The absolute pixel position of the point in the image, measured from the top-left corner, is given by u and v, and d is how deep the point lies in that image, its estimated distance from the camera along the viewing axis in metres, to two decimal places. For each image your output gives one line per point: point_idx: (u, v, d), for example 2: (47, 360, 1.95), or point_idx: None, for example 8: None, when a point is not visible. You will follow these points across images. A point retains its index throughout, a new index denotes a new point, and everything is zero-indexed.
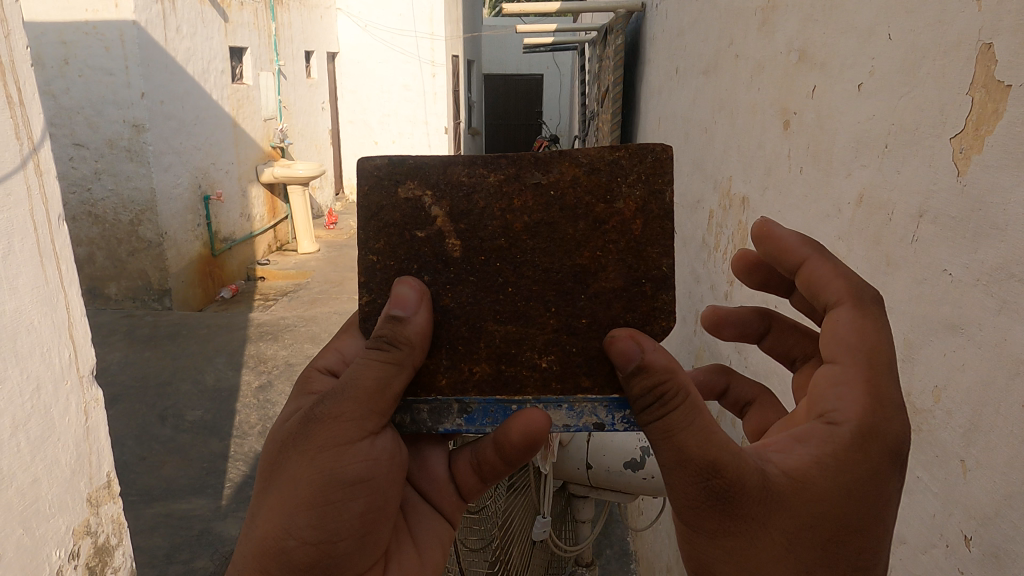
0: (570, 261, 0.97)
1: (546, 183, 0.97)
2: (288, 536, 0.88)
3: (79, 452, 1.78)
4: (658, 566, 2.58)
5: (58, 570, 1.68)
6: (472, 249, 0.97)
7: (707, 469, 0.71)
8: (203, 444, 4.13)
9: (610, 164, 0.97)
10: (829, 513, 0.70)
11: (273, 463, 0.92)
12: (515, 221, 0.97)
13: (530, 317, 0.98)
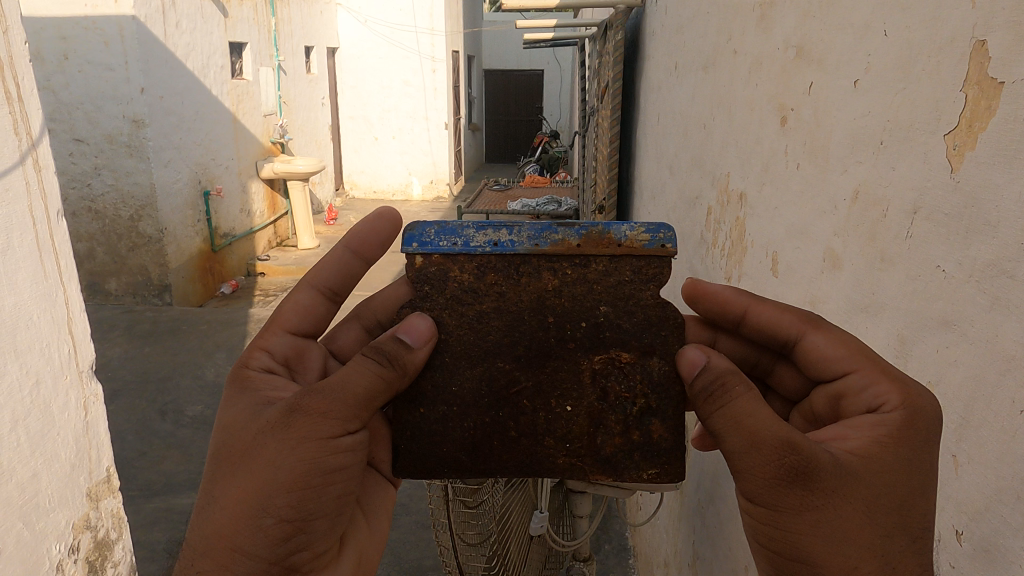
0: (583, 329, 1.16)
1: (562, 272, 1.16)
2: (258, 526, 0.98)
3: (79, 447, 1.79)
4: (655, 560, 2.59)
5: (59, 564, 1.69)
6: (499, 322, 1.16)
7: (785, 446, 0.84)
8: (205, 439, 4.14)
9: (612, 261, 1.15)
10: (890, 484, 0.83)
11: (232, 459, 1.01)
12: (533, 297, 1.16)
13: (546, 375, 1.17)
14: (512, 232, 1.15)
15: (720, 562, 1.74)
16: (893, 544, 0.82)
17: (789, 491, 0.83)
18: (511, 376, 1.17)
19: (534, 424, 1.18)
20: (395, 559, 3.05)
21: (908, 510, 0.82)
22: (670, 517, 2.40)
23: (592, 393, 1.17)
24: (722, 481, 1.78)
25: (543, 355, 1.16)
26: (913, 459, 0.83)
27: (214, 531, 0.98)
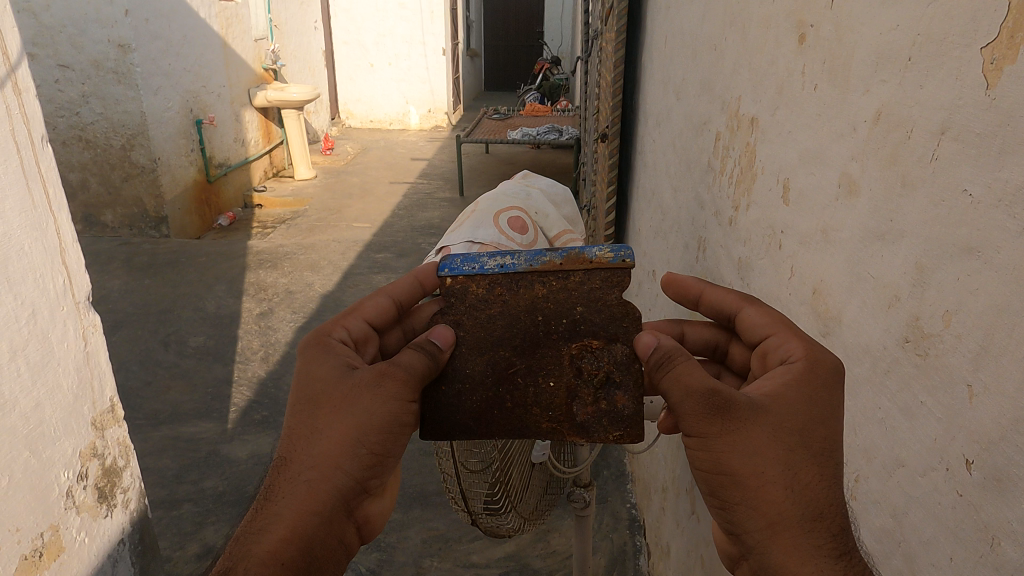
0: (569, 327, 1.28)
1: (549, 275, 1.28)
2: (344, 472, 1.14)
3: (81, 378, 1.79)
4: (653, 485, 2.67)
5: (68, 491, 1.73)
6: (496, 319, 1.29)
7: (709, 391, 1.02)
8: (208, 369, 4.33)
9: (586, 273, 1.27)
10: (798, 413, 1.00)
11: (322, 414, 1.16)
12: (525, 297, 1.28)
13: (535, 363, 1.29)
14: (514, 255, 1.28)
15: None
16: (812, 470, 0.98)
17: (715, 423, 1.01)
18: (503, 362, 1.30)
19: (516, 399, 1.30)
20: None
21: (819, 439, 0.99)
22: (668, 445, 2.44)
23: (568, 373, 1.29)
24: None
25: (533, 344, 1.29)
26: (820, 398, 1.00)
27: (311, 460, 1.14)
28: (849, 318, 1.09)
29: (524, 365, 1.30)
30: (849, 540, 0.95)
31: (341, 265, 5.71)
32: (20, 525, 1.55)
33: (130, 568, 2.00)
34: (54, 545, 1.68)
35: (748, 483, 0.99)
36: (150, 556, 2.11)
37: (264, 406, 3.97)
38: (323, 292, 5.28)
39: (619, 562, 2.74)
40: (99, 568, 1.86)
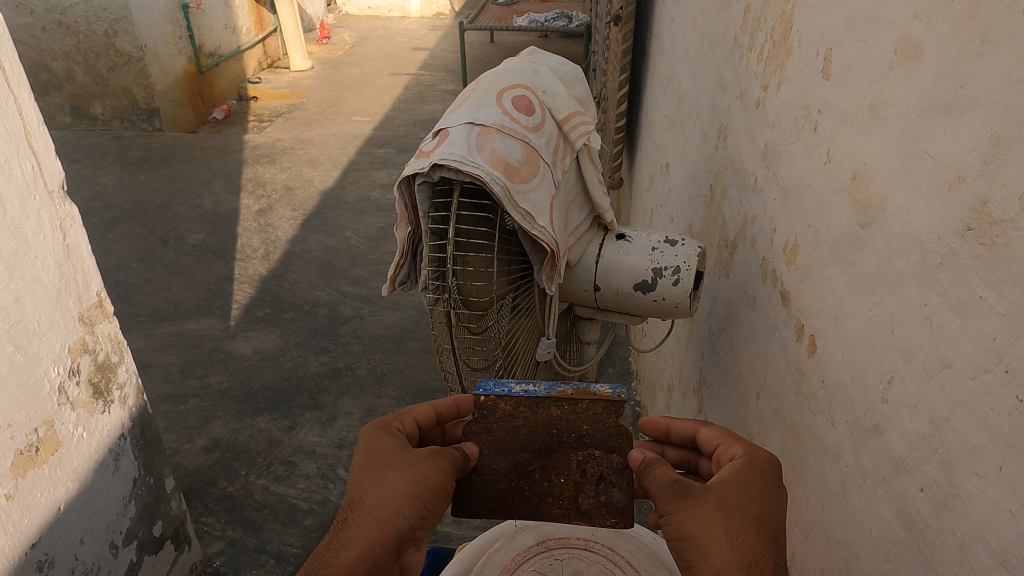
0: (576, 438, 1.37)
1: (558, 401, 1.43)
2: (404, 517, 1.19)
3: (62, 273, 1.70)
4: (660, 383, 2.66)
5: (60, 387, 1.69)
6: (512, 433, 1.39)
7: (669, 480, 1.16)
8: (208, 267, 4.26)
9: (591, 404, 1.42)
10: (748, 493, 1.11)
11: (382, 468, 1.24)
12: (536, 419, 1.40)
13: (546, 465, 1.34)
14: (533, 386, 1.45)
15: (729, 389, 1.76)
16: (757, 535, 1.07)
17: (676, 497, 1.13)
18: (518, 462, 1.35)
19: (524, 492, 1.31)
20: (404, 381, 3.36)
21: (763, 513, 1.09)
22: (677, 344, 2.39)
23: (573, 476, 1.33)
24: (738, 307, 1.73)
25: (545, 450, 1.36)
26: (762, 482, 1.13)
27: (374, 509, 1.19)
28: (895, 206, 0.97)
29: (540, 466, 1.35)
30: None
31: (342, 161, 5.52)
32: (11, 421, 1.54)
33: (134, 462, 2.00)
34: (51, 440, 1.67)
35: (704, 547, 1.08)
36: (154, 450, 2.11)
37: (267, 303, 3.94)
38: (322, 188, 5.12)
39: None
40: (101, 461, 1.85)
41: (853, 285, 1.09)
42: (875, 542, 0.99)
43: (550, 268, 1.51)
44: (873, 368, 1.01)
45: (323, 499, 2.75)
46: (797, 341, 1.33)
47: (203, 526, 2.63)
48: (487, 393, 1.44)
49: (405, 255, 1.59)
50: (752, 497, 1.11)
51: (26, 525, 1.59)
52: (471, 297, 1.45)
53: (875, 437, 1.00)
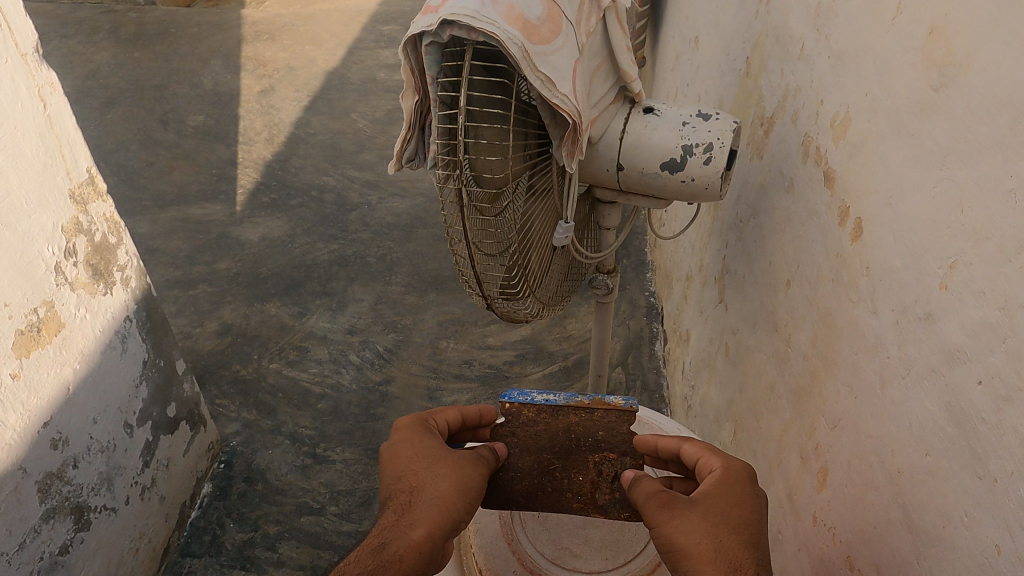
0: (596, 444, 1.25)
1: (580, 408, 1.29)
2: (459, 516, 1.05)
3: (46, 146, 1.58)
4: (678, 273, 2.58)
5: (57, 268, 1.63)
6: (532, 438, 1.26)
7: (655, 493, 1.03)
8: (211, 150, 4.11)
9: (612, 411, 1.28)
10: (736, 504, 1.00)
11: (428, 460, 1.09)
12: (559, 427, 1.27)
13: (566, 467, 1.23)
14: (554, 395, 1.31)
15: (755, 278, 1.68)
16: (749, 545, 0.95)
17: (660, 506, 1.00)
18: (541, 458, 1.24)
19: (546, 486, 1.21)
20: (414, 269, 3.30)
21: (749, 520, 0.98)
22: (699, 232, 2.29)
23: (589, 475, 1.22)
24: (771, 191, 1.61)
25: (564, 458, 1.24)
26: (744, 490, 1.02)
27: (429, 502, 1.04)
28: (982, 62, 0.83)
29: (561, 462, 1.24)
30: None
31: (345, 38, 5.19)
32: (8, 301, 1.49)
33: (143, 345, 1.98)
34: (53, 321, 1.63)
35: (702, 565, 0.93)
36: (162, 333, 2.08)
37: (272, 188, 3.83)
38: (326, 67, 4.84)
39: (634, 348, 2.81)
40: (107, 343, 1.82)
41: (915, 160, 0.97)
42: (913, 436, 0.94)
43: (570, 143, 1.38)
44: (932, 251, 0.91)
45: (336, 383, 2.76)
46: (839, 225, 1.22)
47: (219, 407, 2.67)
48: (514, 397, 1.30)
49: (412, 129, 1.46)
50: (741, 507, 0.99)
51: (35, 405, 1.58)
52: (483, 175, 1.34)
53: (926, 327, 0.92)
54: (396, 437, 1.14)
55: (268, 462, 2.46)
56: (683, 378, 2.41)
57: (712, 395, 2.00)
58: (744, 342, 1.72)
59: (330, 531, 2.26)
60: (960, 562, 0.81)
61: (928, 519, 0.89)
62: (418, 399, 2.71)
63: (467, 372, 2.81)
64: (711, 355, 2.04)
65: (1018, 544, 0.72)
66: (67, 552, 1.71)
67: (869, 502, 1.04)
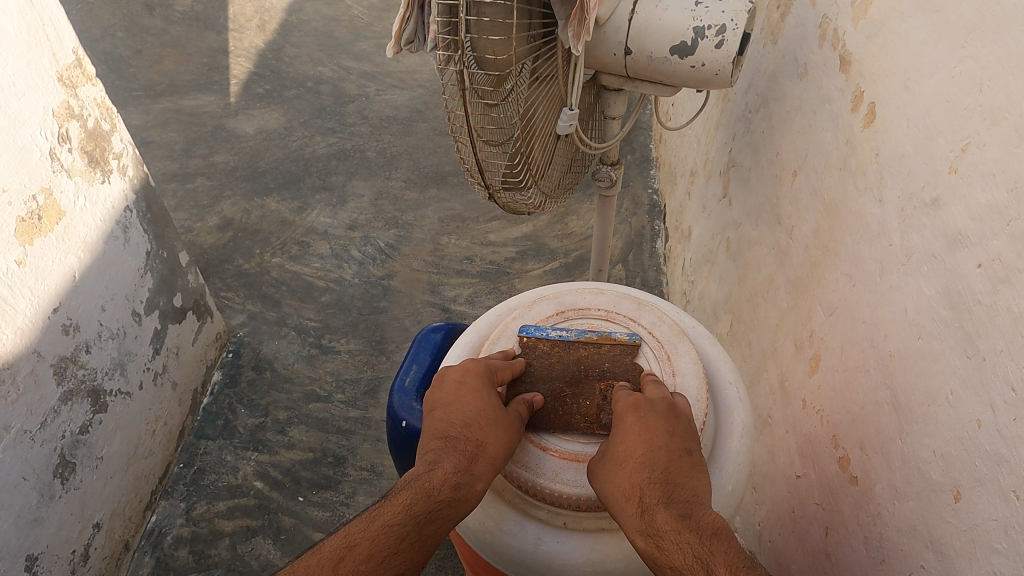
0: (606, 376, 1.06)
1: (589, 340, 1.10)
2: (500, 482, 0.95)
3: (28, 24, 1.51)
4: (683, 168, 2.54)
5: (51, 154, 1.60)
6: (540, 371, 1.07)
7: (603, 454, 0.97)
8: (200, 38, 3.94)
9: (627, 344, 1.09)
10: (625, 446, 0.91)
11: (492, 415, 0.97)
12: (570, 358, 1.08)
13: (572, 398, 1.04)
14: (564, 328, 1.12)
15: (761, 169, 1.65)
16: (643, 480, 0.86)
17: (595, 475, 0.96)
18: (551, 386, 1.06)
19: (557, 411, 1.03)
20: (415, 165, 3.25)
21: (640, 452, 0.89)
22: (707, 126, 2.24)
23: (596, 399, 1.04)
24: (784, 78, 1.55)
25: (573, 390, 1.05)
26: (627, 426, 0.93)
27: (484, 460, 0.93)
28: None
29: (572, 389, 1.06)
30: (685, 537, 0.78)
31: None
32: (6, 187, 1.48)
33: (144, 235, 1.98)
34: (53, 208, 1.62)
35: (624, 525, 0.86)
36: (163, 224, 2.07)
37: (266, 79, 3.70)
38: None
39: (635, 245, 2.81)
40: (109, 233, 1.82)
41: (938, 38, 0.93)
42: (907, 320, 0.95)
43: (576, 24, 1.32)
44: (945, 135, 0.89)
45: (338, 278, 2.79)
46: (852, 112, 1.18)
47: (224, 300, 2.70)
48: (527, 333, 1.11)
49: (411, 7, 1.39)
50: (629, 446, 0.90)
51: (43, 291, 1.60)
52: (486, 58, 1.30)
53: (931, 213, 0.91)
54: (462, 379, 0.99)
55: (275, 352, 2.53)
56: (683, 274, 2.43)
57: (711, 289, 2.02)
58: (746, 236, 1.72)
59: (337, 417, 2.35)
60: (941, 435, 0.85)
61: (915, 398, 0.92)
62: (420, 293, 2.74)
63: (468, 268, 2.83)
64: (712, 250, 2.04)
65: (1000, 419, 0.75)
66: (87, 431, 1.79)
67: (858, 385, 1.07)
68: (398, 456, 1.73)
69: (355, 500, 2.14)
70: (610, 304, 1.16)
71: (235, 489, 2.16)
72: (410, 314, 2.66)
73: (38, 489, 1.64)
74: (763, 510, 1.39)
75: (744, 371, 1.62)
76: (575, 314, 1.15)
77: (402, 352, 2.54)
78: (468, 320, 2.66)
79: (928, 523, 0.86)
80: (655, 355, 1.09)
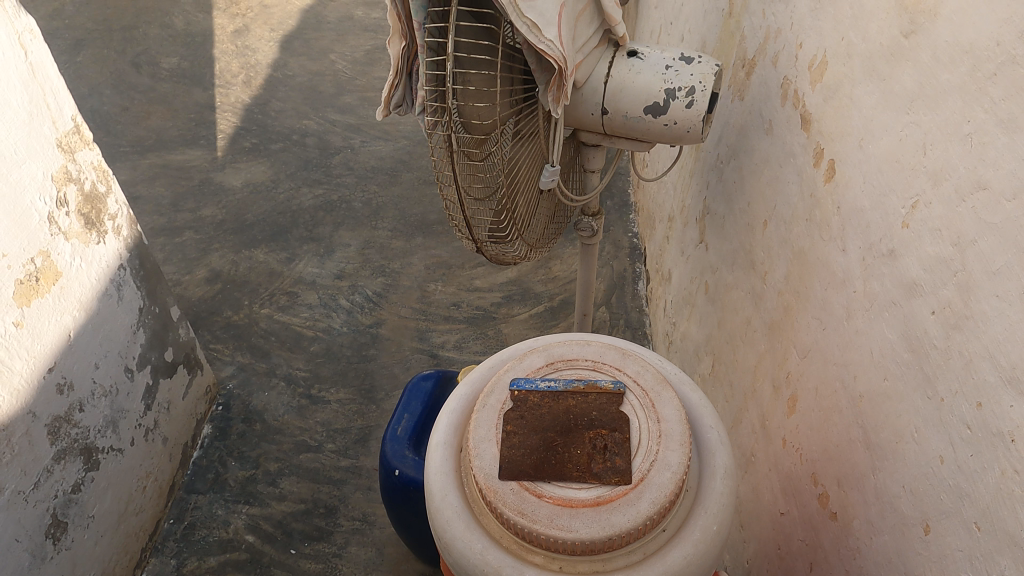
0: (594, 425, 1.11)
1: (579, 389, 1.16)
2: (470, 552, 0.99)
3: (29, 94, 1.57)
4: (661, 213, 2.64)
5: (49, 218, 1.65)
6: (533, 422, 1.12)
7: None
8: (187, 93, 4.03)
9: (614, 393, 1.15)
10: None
11: None
12: (560, 408, 1.14)
13: (563, 449, 1.09)
14: (555, 380, 1.18)
15: (734, 217, 1.74)
16: None
17: None
18: (543, 436, 1.10)
19: (550, 460, 1.07)
20: (401, 213, 3.32)
21: None
22: (682, 174, 2.34)
23: (586, 447, 1.09)
24: (751, 133, 1.65)
25: (564, 439, 1.10)
26: None
27: None
28: (949, 11, 0.88)
29: (563, 438, 1.10)
30: None
31: None
32: (5, 252, 1.52)
33: (138, 292, 2.01)
34: (50, 270, 1.66)
35: None
36: (155, 281, 2.11)
37: (253, 133, 3.78)
38: (302, 4, 4.72)
39: (617, 288, 2.89)
40: (103, 291, 1.86)
41: (886, 103, 1.03)
42: (873, 362, 1.02)
43: (556, 89, 1.41)
44: (898, 191, 0.97)
45: (327, 327, 2.82)
46: (814, 167, 1.27)
47: (213, 352, 2.72)
48: (519, 385, 1.17)
49: (400, 75, 1.47)
50: None
51: (39, 352, 1.62)
52: (472, 121, 1.38)
53: (889, 263, 0.99)
54: None
55: (265, 403, 2.54)
56: (665, 315, 2.50)
57: (692, 331, 2.08)
58: (722, 279, 1.80)
59: (328, 467, 2.36)
60: (909, 472, 0.91)
61: (884, 436, 0.98)
62: (408, 340, 2.78)
63: (455, 314, 2.88)
64: (691, 293, 2.12)
65: (959, 456, 0.81)
66: (80, 490, 1.80)
67: (832, 424, 1.13)
68: (393, 505, 1.75)
69: (347, 550, 2.14)
70: (596, 354, 1.22)
71: (227, 543, 2.15)
72: (398, 362, 2.70)
73: (31, 550, 1.63)
74: (751, 546, 1.44)
75: (727, 411, 1.67)
76: (563, 365, 1.21)
77: (392, 400, 2.57)
78: (455, 366, 2.70)
79: (903, 555, 0.91)
80: (639, 403, 1.14)
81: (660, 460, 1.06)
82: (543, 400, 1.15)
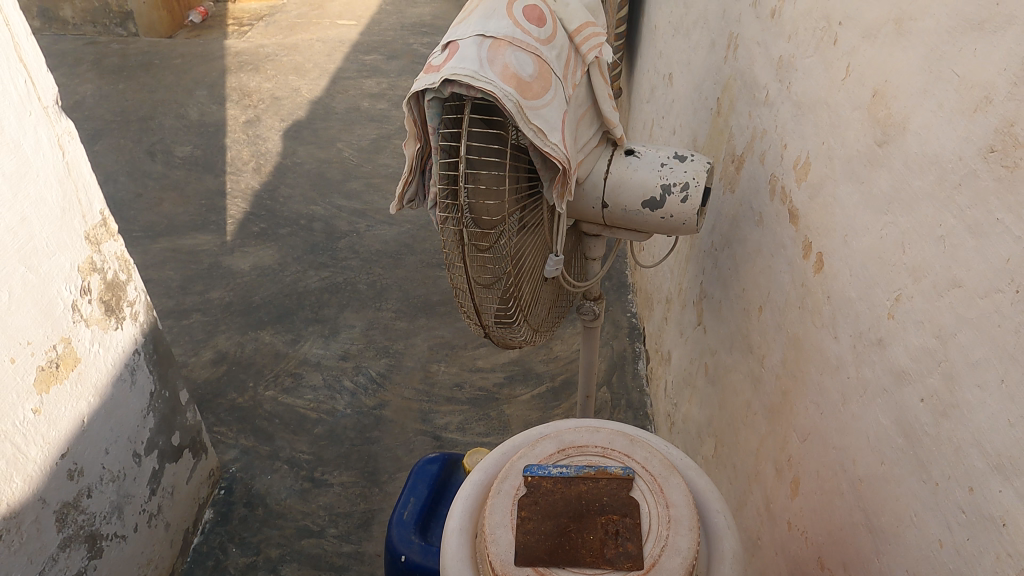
0: (605, 511, 1.14)
1: (591, 475, 1.19)
2: None
3: (64, 191, 1.67)
4: (659, 295, 2.72)
5: (73, 305, 1.71)
6: (547, 508, 1.15)
7: None
8: (199, 180, 4.20)
9: (625, 479, 1.18)
10: None
11: None
12: (572, 493, 1.18)
13: (577, 534, 1.12)
14: (567, 466, 1.21)
15: (730, 302, 1.82)
16: None
17: None
18: (556, 522, 1.13)
19: (564, 545, 1.10)
20: (404, 295, 3.40)
21: None
22: (679, 259, 2.43)
23: (598, 533, 1.11)
24: (743, 224, 1.75)
25: (577, 525, 1.13)
26: None
27: None
28: (916, 126, 0.98)
29: (576, 524, 1.13)
30: None
31: (329, 69, 5.35)
32: (30, 338, 1.58)
33: (149, 376, 2.05)
34: (70, 356, 1.71)
35: None
36: (167, 365, 2.15)
37: (262, 218, 3.91)
38: (311, 97, 4.98)
39: (618, 368, 2.93)
40: (117, 376, 1.90)
41: (866, 204, 1.12)
42: (870, 446, 1.07)
43: (560, 185, 1.51)
44: (882, 285, 1.05)
45: (330, 409, 2.84)
46: (803, 258, 1.36)
47: (217, 435, 2.73)
48: (533, 471, 1.20)
49: (413, 173, 1.58)
50: None
51: (53, 438, 1.65)
52: (481, 215, 1.47)
53: (878, 351, 1.05)
54: None
55: (267, 486, 2.53)
56: (666, 395, 2.54)
57: (694, 412, 2.12)
58: (721, 362, 1.86)
59: (329, 553, 2.33)
60: (911, 555, 0.94)
61: (885, 519, 1.01)
62: (411, 421, 2.80)
63: (458, 395, 2.91)
64: (692, 374, 2.17)
65: (956, 539, 0.85)
66: None
67: (835, 507, 1.16)
68: None
69: None
70: (605, 440, 1.26)
71: None
72: (401, 444, 2.71)
73: None
74: None
75: (731, 493, 1.69)
76: (574, 451, 1.25)
77: (395, 482, 2.56)
78: (459, 447, 2.70)
79: None
80: (648, 487, 1.17)
81: (670, 544, 1.08)
82: (556, 487, 1.18)
